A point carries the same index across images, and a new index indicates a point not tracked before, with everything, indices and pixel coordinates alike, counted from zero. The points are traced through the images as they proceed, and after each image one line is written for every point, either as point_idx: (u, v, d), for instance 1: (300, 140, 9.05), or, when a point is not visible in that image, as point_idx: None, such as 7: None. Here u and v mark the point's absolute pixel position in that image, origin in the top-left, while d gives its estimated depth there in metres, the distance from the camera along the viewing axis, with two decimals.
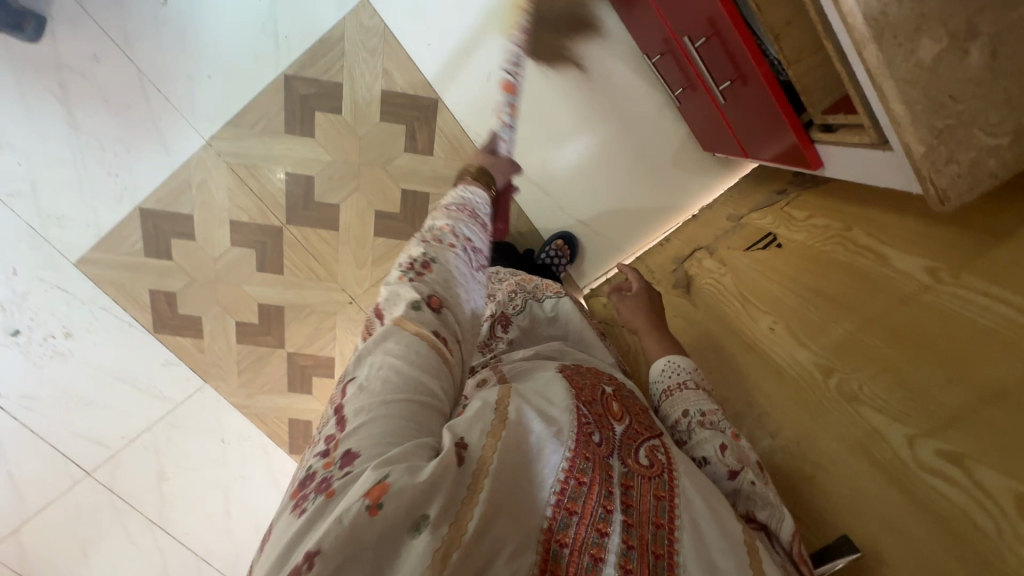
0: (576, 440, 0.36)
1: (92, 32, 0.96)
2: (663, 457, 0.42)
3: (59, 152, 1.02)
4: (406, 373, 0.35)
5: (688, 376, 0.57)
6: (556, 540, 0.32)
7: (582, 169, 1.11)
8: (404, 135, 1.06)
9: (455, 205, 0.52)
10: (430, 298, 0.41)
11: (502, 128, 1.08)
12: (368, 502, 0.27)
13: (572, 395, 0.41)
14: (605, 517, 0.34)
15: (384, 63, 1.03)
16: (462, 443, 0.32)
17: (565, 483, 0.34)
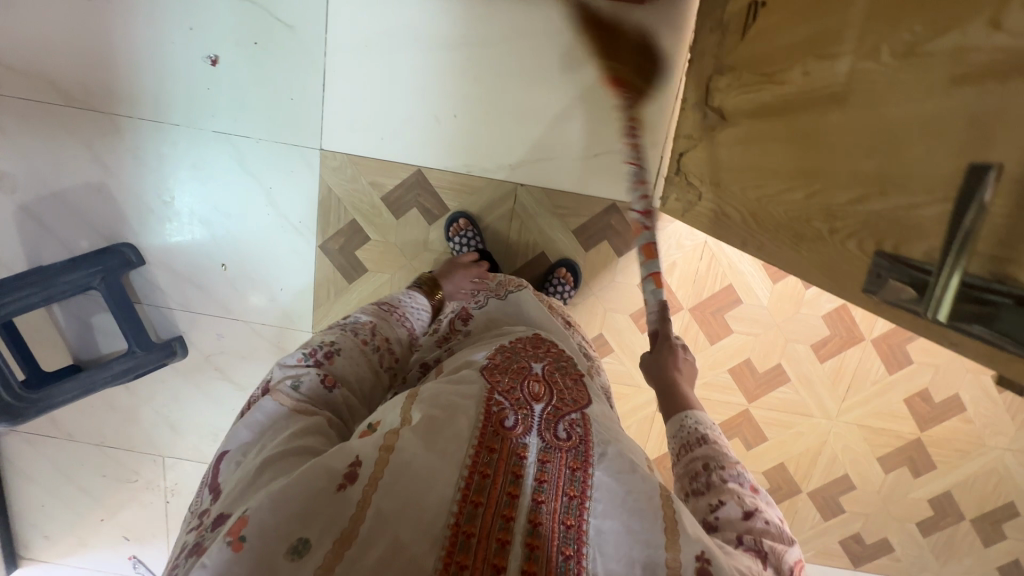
0: (482, 437, 0.52)
1: (208, 322, 1.25)
2: (579, 430, 0.55)
3: (246, 412, 1.32)
4: (285, 449, 0.52)
5: (711, 431, 0.63)
6: (463, 532, 0.45)
7: (566, 115, 1.07)
8: (421, 213, 1.15)
9: (387, 308, 0.81)
10: (325, 378, 0.63)
11: (477, 142, 1.10)
12: (234, 538, 0.43)
13: (486, 390, 0.57)
14: (510, 504, 0.48)
15: (368, 179, 1.13)
16: (354, 462, 0.47)
17: (469, 480, 0.49)
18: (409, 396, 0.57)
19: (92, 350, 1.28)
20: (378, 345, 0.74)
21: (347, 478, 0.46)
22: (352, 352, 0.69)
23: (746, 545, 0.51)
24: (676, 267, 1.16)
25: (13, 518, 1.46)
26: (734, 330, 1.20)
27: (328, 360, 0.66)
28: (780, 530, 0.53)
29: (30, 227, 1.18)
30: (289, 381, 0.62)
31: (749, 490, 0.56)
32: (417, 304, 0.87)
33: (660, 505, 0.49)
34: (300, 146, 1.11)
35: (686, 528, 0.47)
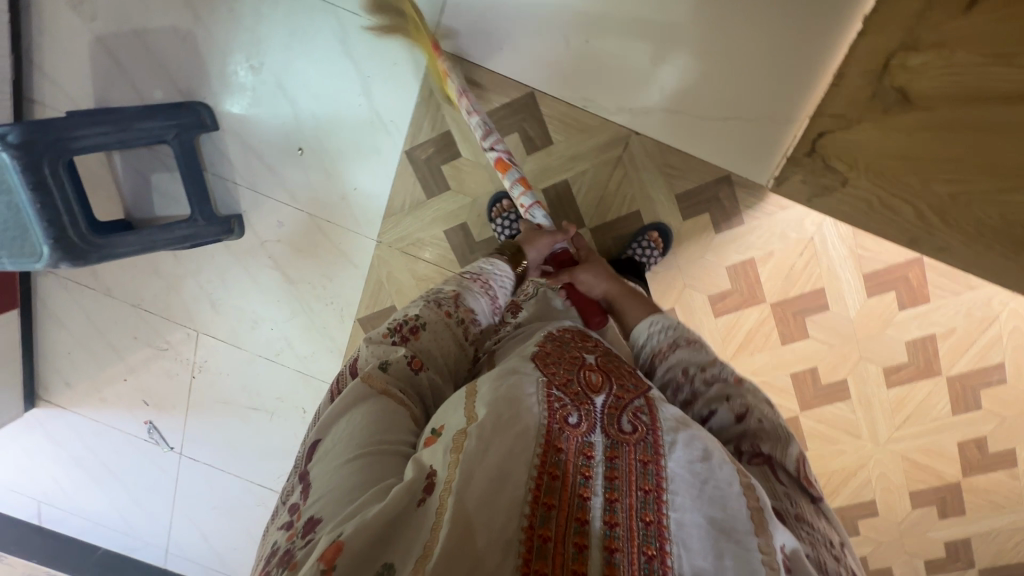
0: (548, 434, 0.49)
1: (270, 206, 1.19)
2: (644, 420, 0.52)
3: (291, 306, 1.28)
4: (361, 449, 0.51)
5: (674, 335, 0.69)
6: (538, 536, 0.42)
7: (700, 67, 0.98)
8: (521, 140, 1.06)
9: (471, 278, 0.81)
10: (411, 359, 0.63)
11: (604, 76, 1.01)
12: (324, 563, 0.39)
13: (543, 383, 0.54)
14: (582, 506, 0.45)
15: (475, 90, 1.05)
16: (431, 475, 0.45)
17: (539, 478, 0.46)
18: (471, 390, 0.53)
19: (145, 210, 1.23)
20: (459, 316, 0.73)
21: (425, 491, 0.44)
22: (436, 326, 0.69)
23: (749, 454, 0.56)
24: (773, 257, 1.09)
25: (39, 360, 1.47)
26: (810, 335, 1.14)
27: (413, 336, 0.66)
28: (777, 427, 0.56)
29: (104, 64, 1.11)
30: (376, 361, 0.61)
31: (732, 389, 0.60)
32: (501, 272, 0.84)
33: (743, 494, 0.45)
34: (409, 37, 1.02)
35: (769, 509, 0.44)
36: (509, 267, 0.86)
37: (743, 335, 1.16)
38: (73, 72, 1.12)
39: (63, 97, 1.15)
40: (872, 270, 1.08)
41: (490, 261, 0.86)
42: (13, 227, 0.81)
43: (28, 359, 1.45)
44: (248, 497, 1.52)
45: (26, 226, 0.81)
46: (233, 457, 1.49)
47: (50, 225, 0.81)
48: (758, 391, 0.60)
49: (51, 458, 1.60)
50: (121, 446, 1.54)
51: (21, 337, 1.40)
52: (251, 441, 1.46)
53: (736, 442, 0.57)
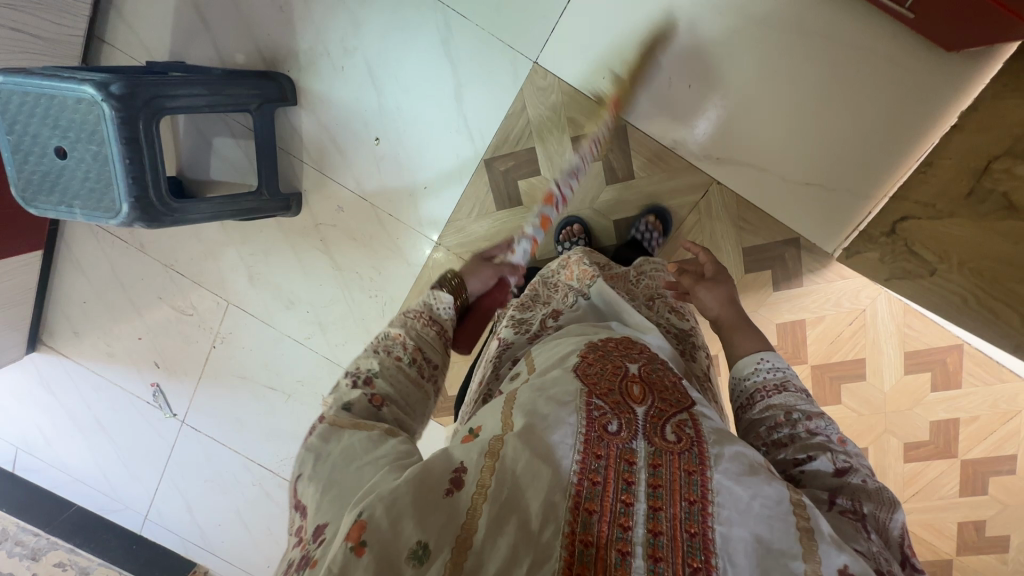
0: (587, 441, 0.45)
1: (332, 190, 1.16)
2: (690, 431, 0.47)
3: (330, 291, 1.26)
4: (359, 450, 0.48)
5: (784, 376, 0.63)
6: (580, 540, 0.40)
7: (792, 131, 1.00)
8: (603, 169, 1.07)
9: (412, 314, 0.69)
10: (372, 399, 0.57)
11: (700, 123, 1.02)
12: (353, 544, 0.38)
13: (584, 390, 0.49)
14: (626, 512, 0.42)
15: (567, 113, 1.04)
16: (458, 470, 0.43)
17: (580, 484, 0.43)
18: (510, 398, 0.50)
19: (198, 172, 1.19)
20: (411, 357, 0.63)
21: (453, 484, 0.42)
22: (389, 371, 0.60)
23: (841, 504, 0.51)
24: (823, 321, 1.11)
25: (51, 304, 1.41)
26: (842, 402, 1.17)
27: (369, 385, 0.58)
28: (882, 491, 0.52)
29: (189, 18, 1.07)
30: (340, 405, 0.55)
31: (836, 446, 0.56)
32: (441, 302, 0.72)
33: (794, 515, 0.43)
34: (512, 48, 1.02)
35: (827, 537, 0.42)
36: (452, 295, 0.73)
37: None
38: (154, 21, 1.08)
39: (137, 44, 1.10)
40: (914, 348, 1.11)
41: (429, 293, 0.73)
42: (95, 179, 0.77)
43: (38, 301, 1.39)
44: (240, 476, 1.47)
45: (109, 180, 0.77)
46: (234, 432, 1.44)
47: (134, 182, 0.77)
48: (860, 458, 0.56)
49: (38, 405, 1.52)
50: (119, 405, 1.48)
51: (38, 279, 1.34)
52: (258, 419, 1.42)
53: (829, 493, 0.53)
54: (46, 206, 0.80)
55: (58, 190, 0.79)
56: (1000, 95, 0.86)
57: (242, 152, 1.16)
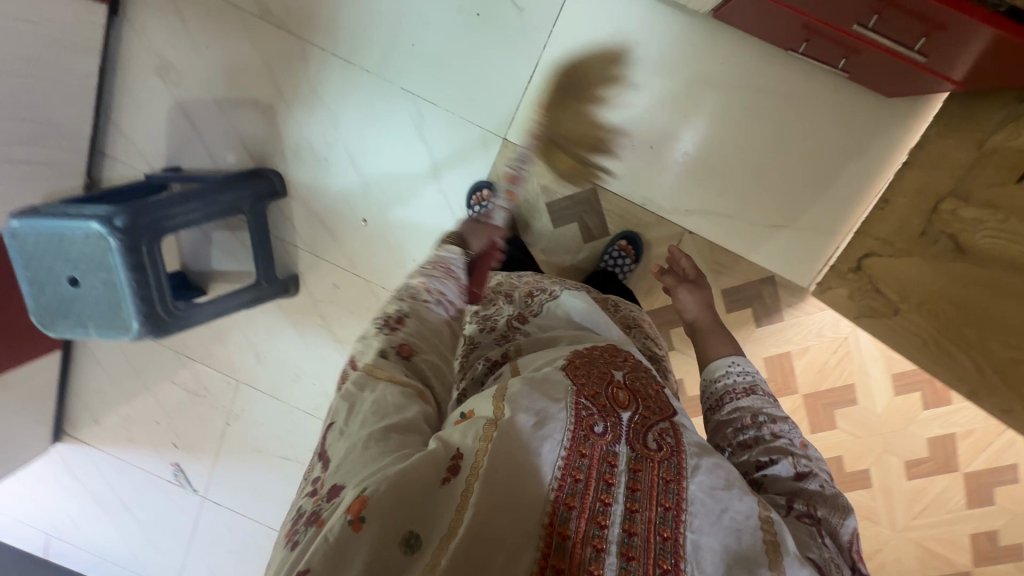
0: (572, 440, 0.45)
1: (327, 269, 1.22)
2: (671, 439, 0.49)
3: (334, 363, 1.31)
4: (378, 407, 0.47)
5: (752, 381, 0.67)
6: (557, 534, 0.41)
7: (755, 180, 1.05)
8: (579, 230, 1.12)
9: (431, 266, 0.68)
10: (401, 348, 0.53)
11: (667, 180, 1.07)
12: (352, 518, 0.37)
13: (571, 391, 0.48)
14: (604, 510, 0.43)
15: (540, 181, 1.10)
16: (457, 455, 0.43)
17: (560, 485, 0.42)
18: (500, 388, 0.48)
19: (202, 264, 1.26)
20: (439, 301, 0.61)
21: (450, 472, 0.42)
22: (423, 315, 0.58)
23: (798, 507, 0.53)
24: (809, 352, 1.15)
25: (72, 396, 1.47)
26: (839, 427, 1.20)
27: (400, 325, 0.56)
28: (836, 497, 0.55)
29: (180, 127, 1.15)
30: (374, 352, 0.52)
31: (798, 450, 0.58)
32: (456, 255, 0.71)
33: (761, 528, 0.44)
34: (483, 127, 1.07)
35: (791, 551, 0.44)
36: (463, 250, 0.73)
37: None
38: (149, 133, 1.16)
39: (135, 154, 1.18)
40: (901, 370, 1.14)
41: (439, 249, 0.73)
42: (107, 303, 0.84)
43: (60, 395, 1.45)
44: (262, 545, 1.51)
45: (120, 303, 0.84)
46: (253, 502, 1.48)
47: (143, 302, 0.84)
48: (821, 463, 0.58)
49: (65, 492, 1.58)
50: (142, 486, 1.53)
51: (59, 376, 1.41)
52: (275, 488, 1.46)
53: (787, 497, 0.55)
54: (63, 330, 0.87)
55: (73, 314, 0.85)
56: (942, 135, 0.91)
57: (240, 243, 1.23)
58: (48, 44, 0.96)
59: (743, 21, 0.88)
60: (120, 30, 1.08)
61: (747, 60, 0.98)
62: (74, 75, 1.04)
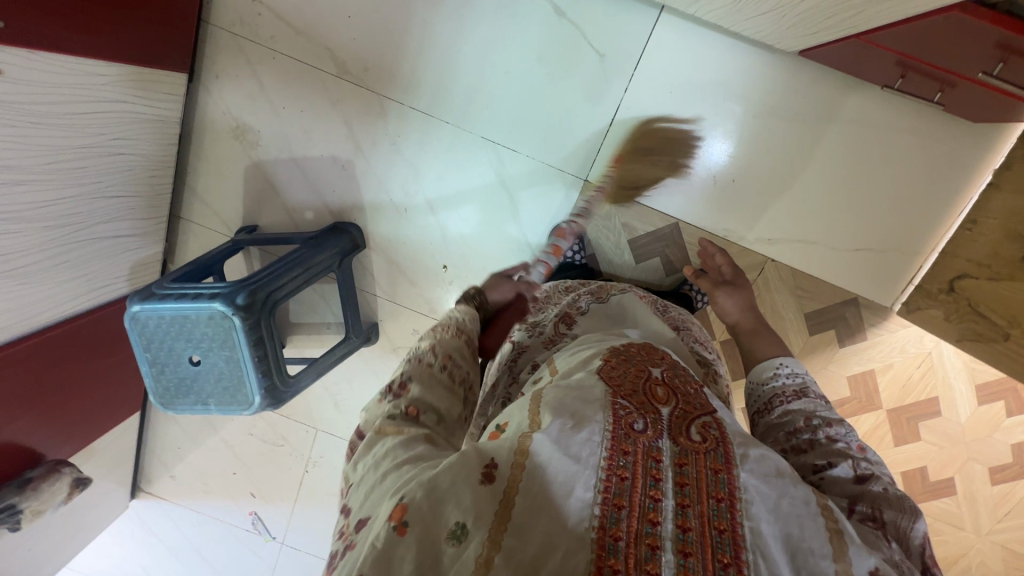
0: (614, 439, 0.48)
1: (407, 316, 1.23)
2: (714, 432, 0.51)
3: None
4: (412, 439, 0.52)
5: (805, 385, 0.67)
6: (610, 535, 0.42)
7: (834, 206, 1.07)
8: (662, 264, 1.13)
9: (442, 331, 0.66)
10: (406, 410, 0.55)
11: (745, 207, 1.09)
12: (396, 524, 0.42)
13: (609, 392, 0.53)
14: (655, 507, 0.44)
15: (621, 220, 1.12)
16: (492, 463, 0.46)
17: (608, 481, 0.45)
18: (535, 396, 0.54)
19: (279, 317, 1.27)
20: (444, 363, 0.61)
21: (487, 476, 0.45)
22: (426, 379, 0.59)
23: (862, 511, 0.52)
24: (892, 368, 1.16)
25: (148, 453, 1.48)
26: (922, 438, 1.22)
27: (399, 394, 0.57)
28: (903, 499, 0.52)
29: (258, 186, 1.15)
30: (381, 417, 0.55)
31: (858, 453, 0.57)
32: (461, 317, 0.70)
33: (820, 514, 0.46)
34: (562, 170, 1.10)
35: (853, 538, 0.45)
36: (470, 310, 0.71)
37: (858, 437, 1.23)
38: (225, 194, 1.16)
39: (212, 215, 1.18)
40: (984, 379, 1.15)
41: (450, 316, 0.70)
42: (229, 379, 0.85)
43: (138, 453, 1.46)
44: None
45: (241, 378, 0.85)
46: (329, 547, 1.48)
47: (264, 375, 0.85)
48: (881, 466, 0.56)
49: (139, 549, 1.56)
50: (220, 537, 1.51)
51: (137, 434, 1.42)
52: None
53: (848, 500, 0.53)
54: (182, 407, 0.87)
55: (193, 392, 0.86)
56: None
57: (318, 295, 1.24)
58: (137, 120, 0.96)
59: (833, 60, 0.91)
60: (197, 96, 1.09)
61: (824, 93, 1.00)
62: (158, 146, 1.04)
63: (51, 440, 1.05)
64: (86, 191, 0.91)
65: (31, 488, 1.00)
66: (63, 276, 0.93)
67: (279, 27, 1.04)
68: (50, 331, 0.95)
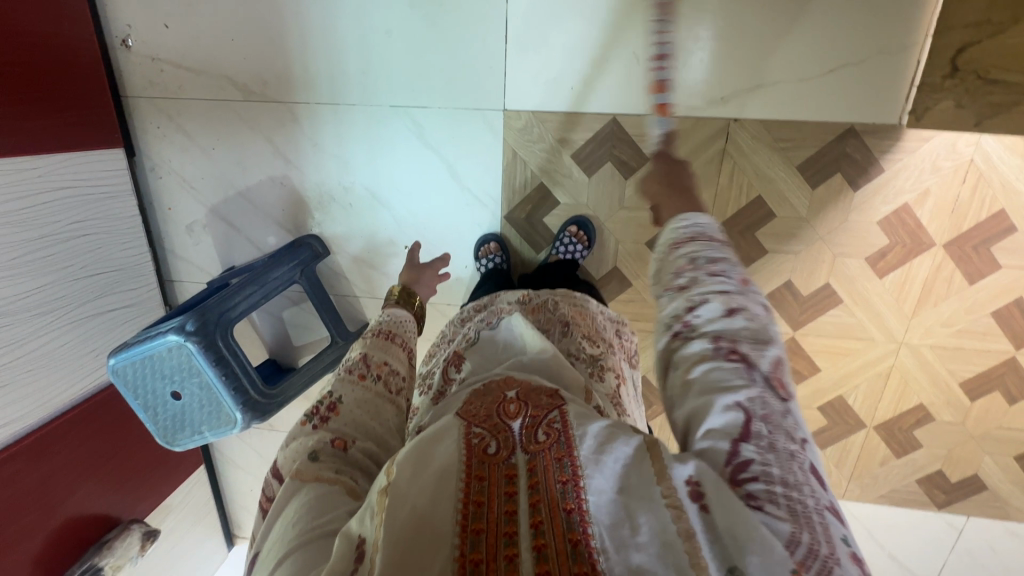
0: (466, 468, 0.40)
1: None
2: (560, 424, 0.43)
3: None
4: (316, 496, 0.44)
5: (699, 230, 0.56)
6: (470, 560, 0.35)
7: (784, 32, 0.91)
8: (615, 168, 1.04)
9: (376, 333, 0.66)
10: (334, 441, 0.49)
11: (684, 73, 0.96)
12: None
13: (458, 421, 0.45)
14: (510, 520, 0.37)
15: (557, 136, 1.04)
16: (360, 542, 0.38)
17: (465, 509, 0.37)
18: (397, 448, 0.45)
19: (284, 344, 1.32)
20: (377, 372, 0.58)
21: (358, 559, 0.37)
22: (355, 394, 0.54)
23: (722, 350, 0.46)
24: (930, 195, 0.96)
25: (228, 503, 1.56)
26: (1003, 266, 0.99)
27: (333, 413, 0.52)
28: (765, 333, 0.47)
29: (219, 230, 1.21)
30: (303, 456, 0.48)
31: (737, 289, 0.50)
32: (401, 319, 0.71)
33: (652, 471, 0.39)
34: (481, 108, 1.04)
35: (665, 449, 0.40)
36: (407, 311, 0.73)
37: (919, 289, 1.03)
38: (197, 247, 1.24)
39: (194, 269, 1.26)
40: None
41: (388, 312, 0.73)
42: (210, 405, 0.89)
43: (219, 506, 1.55)
44: None
45: (218, 400, 0.89)
46: None
47: (235, 391, 0.88)
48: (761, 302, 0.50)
49: None
50: None
51: (211, 489, 1.51)
52: None
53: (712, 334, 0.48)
54: (185, 440, 0.94)
55: (187, 425, 0.91)
56: None
57: (307, 313, 1.28)
58: (89, 200, 1.05)
59: None
60: (142, 166, 1.17)
61: None
62: (120, 221, 1.13)
63: (121, 503, 1.18)
64: (64, 275, 1.01)
65: (107, 546, 1.12)
66: (71, 356, 1.04)
67: (181, 75, 1.09)
68: (77, 407, 1.06)
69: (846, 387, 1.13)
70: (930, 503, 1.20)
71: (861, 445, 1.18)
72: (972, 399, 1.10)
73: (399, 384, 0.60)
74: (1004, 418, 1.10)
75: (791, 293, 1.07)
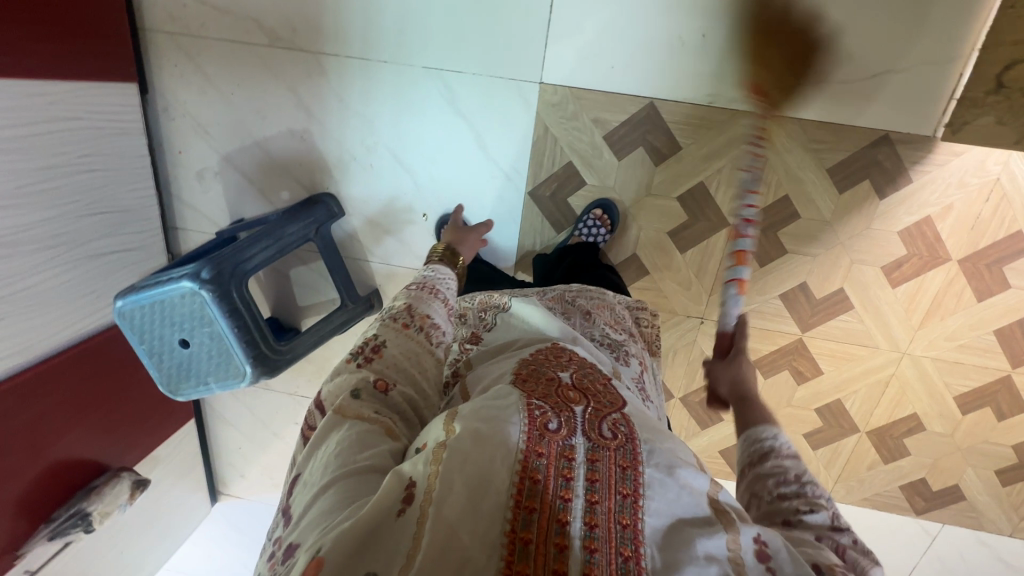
0: (527, 440, 0.39)
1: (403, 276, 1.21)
2: (625, 428, 0.43)
3: None
4: (363, 435, 0.43)
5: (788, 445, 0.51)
6: (521, 537, 0.34)
7: (833, 33, 0.90)
8: (647, 154, 1.03)
9: (417, 286, 0.66)
10: (376, 382, 0.49)
11: (728, 65, 0.95)
12: None
13: (521, 392, 0.44)
14: (564, 507, 0.37)
15: (591, 115, 1.02)
16: (411, 483, 0.37)
17: (521, 482, 0.37)
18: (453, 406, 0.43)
19: (287, 303, 1.29)
20: (421, 323, 0.58)
21: (405, 501, 0.36)
22: (399, 341, 0.54)
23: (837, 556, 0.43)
24: (953, 210, 0.98)
25: (215, 459, 1.54)
26: (1012, 286, 1.02)
27: (375, 356, 0.52)
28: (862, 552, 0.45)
29: (231, 180, 1.17)
30: (345, 394, 0.48)
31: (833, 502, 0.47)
32: (444, 277, 0.71)
33: (710, 508, 0.39)
34: (516, 79, 1.01)
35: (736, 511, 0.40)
36: (452, 272, 0.73)
37: (929, 302, 1.05)
38: (206, 195, 1.19)
39: (201, 218, 1.22)
40: None
41: (432, 269, 0.73)
42: (218, 354, 0.87)
43: (205, 460, 1.53)
44: None
45: (227, 351, 0.86)
46: None
47: (245, 342, 0.86)
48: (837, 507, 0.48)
49: None
50: None
51: (199, 443, 1.49)
52: None
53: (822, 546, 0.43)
54: (188, 389, 0.91)
55: (192, 374, 0.89)
56: None
57: (315, 273, 1.25)
58: (99, 135, 1.01)
59: None
60: (155, 105, 1.12)
61: None
62: (128, 160, 1.09)
63: (111, 450, 1.15)
64: (68, 211, 0.96)
65: (97, 492, 1.10)
66: (70, 296, 1.00)
67: (205, 12, 1.04)
68: (73, 348, 1.03)
69: (845, 392, 1.16)
70: (910, 509, 1.24)
71: (852, 449, 1.21)
72: (964, 413, 1.13)
73: (440, 338, 0.59)
74: (991, 432, 1.14)
75: (805, 295, 1.09)
